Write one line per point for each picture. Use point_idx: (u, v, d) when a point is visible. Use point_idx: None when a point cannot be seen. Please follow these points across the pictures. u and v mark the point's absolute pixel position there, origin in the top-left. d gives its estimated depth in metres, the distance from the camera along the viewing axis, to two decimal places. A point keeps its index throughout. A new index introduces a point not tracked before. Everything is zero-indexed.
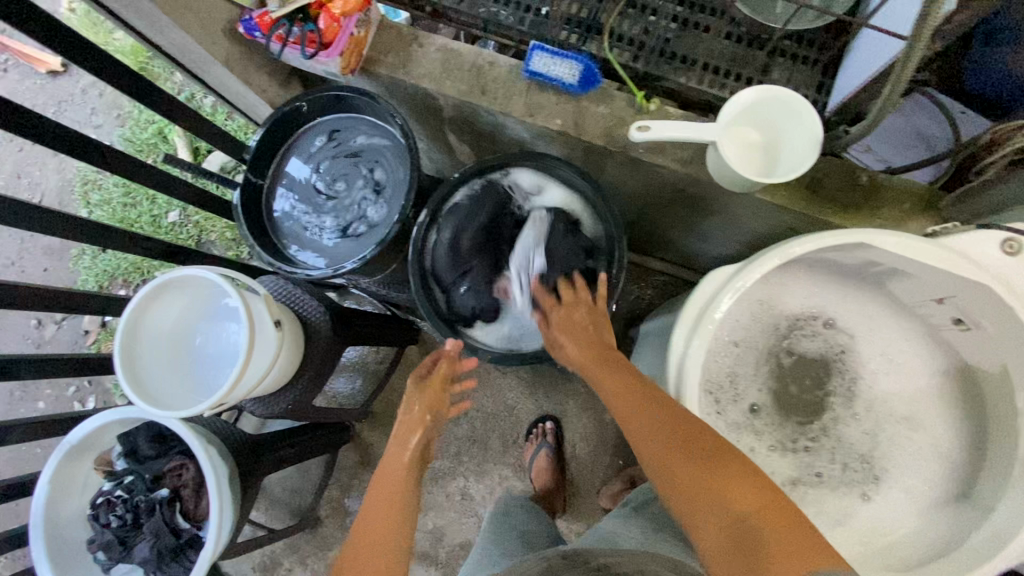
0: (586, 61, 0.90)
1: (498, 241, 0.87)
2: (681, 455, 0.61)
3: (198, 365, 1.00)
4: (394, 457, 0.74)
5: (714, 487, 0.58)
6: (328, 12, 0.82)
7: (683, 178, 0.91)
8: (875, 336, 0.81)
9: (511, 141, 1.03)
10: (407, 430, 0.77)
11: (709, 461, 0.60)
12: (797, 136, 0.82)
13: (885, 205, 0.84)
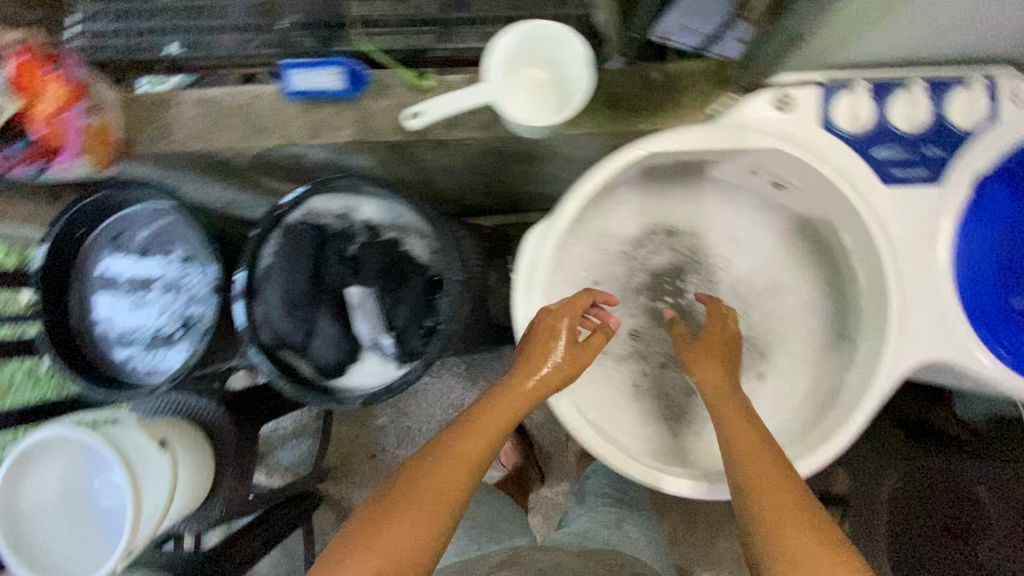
0: (347, 60, 0.83)
1: (324, 283, 0.79)
2: (767, 483, 0.56)
3: (100, 551, 0.74)
4: (460, 447, 0.59)
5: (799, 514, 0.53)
6: (40, 117, 0.73)
7: (489, 141, 0.87)
8: (717, 223, 0.81)
9: (318, 165, 0.96)
10: (501, 411, 0.63)
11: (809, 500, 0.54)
12: (571, 60, 0.79)
13: (684, 93, 0.83)
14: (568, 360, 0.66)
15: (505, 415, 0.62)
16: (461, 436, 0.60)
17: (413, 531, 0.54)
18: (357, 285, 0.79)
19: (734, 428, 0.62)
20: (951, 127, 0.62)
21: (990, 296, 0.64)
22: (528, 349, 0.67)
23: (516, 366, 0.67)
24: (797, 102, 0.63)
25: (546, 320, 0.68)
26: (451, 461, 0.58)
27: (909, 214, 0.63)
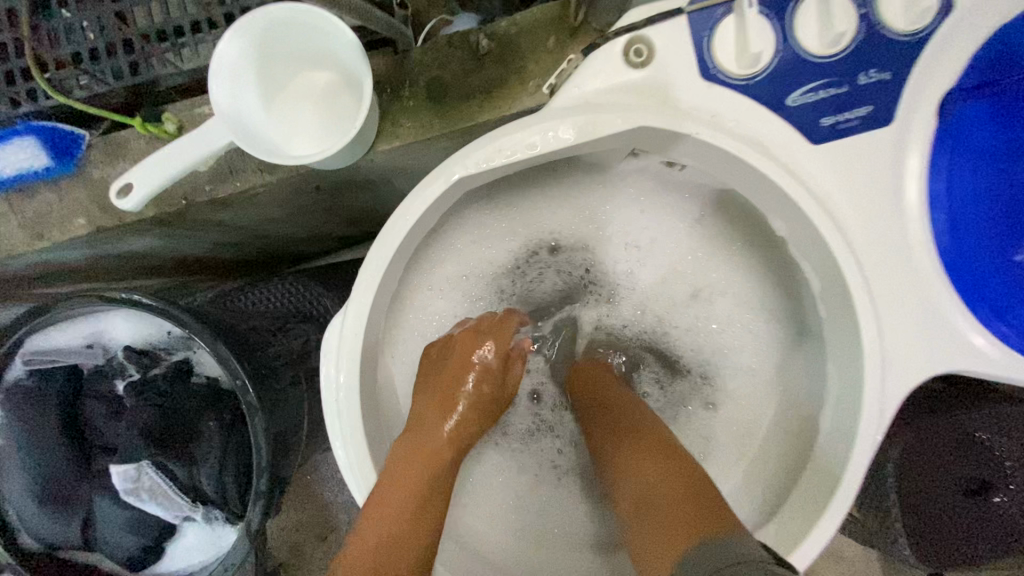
0: (41, 124, 0.59)
1: (92, 446, 0.56)
2: (637, 454, 0.48)
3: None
4: (386, 507, 0.45)
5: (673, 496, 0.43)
6: None
7: (287, 183, 0.62)
8: (611, 222, 0.59)
9: (84, 262, 0.70)
10: (423, 452, 0.48)
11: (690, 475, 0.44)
12: (345, 49, 0.53)
13: (528, 57, 0.59)
14: (472, 405, 0.52)
15: (428, 456, 0.48)
16: (385, 493, 0.46)
17: None
18: (115, 461, 0.53)
19: (608, 409, 0.53)
20: (887, 34, 0.40)
21: (991, 267, 0.44)
22: (428, 381, 0.52)
23: (417, 402, 0.52)
24: (656, 49, 0.41)
25: (452, 349, 0.53)
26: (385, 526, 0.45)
27: (854, 174, 0.42)
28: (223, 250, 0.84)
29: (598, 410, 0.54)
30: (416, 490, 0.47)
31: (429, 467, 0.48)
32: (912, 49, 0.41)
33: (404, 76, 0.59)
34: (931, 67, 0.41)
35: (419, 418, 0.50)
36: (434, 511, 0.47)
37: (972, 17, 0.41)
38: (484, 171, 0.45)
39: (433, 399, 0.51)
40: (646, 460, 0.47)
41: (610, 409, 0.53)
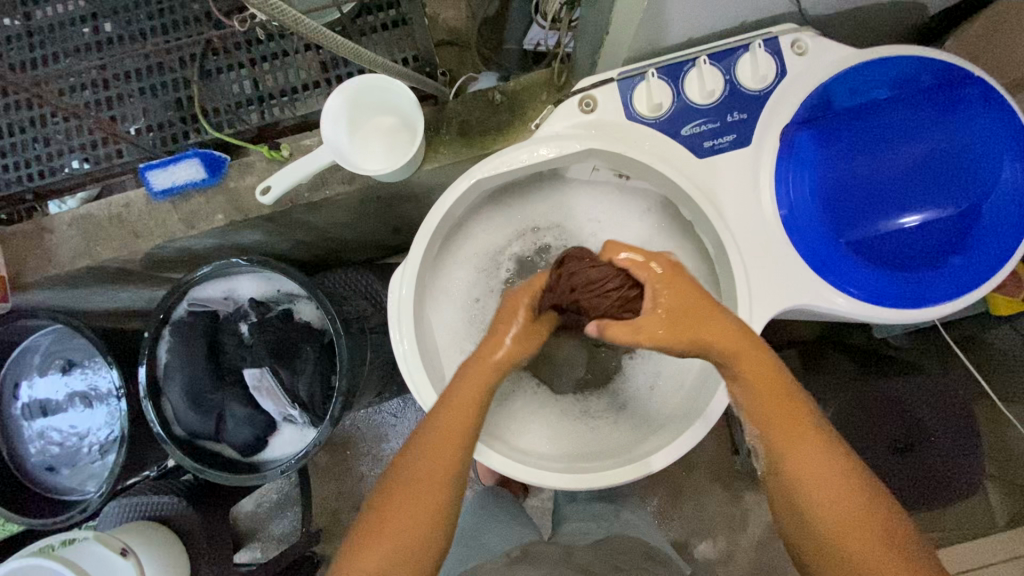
0: (200, 151, 0.87)
1: (225, 366, 0.82)
2: (817, 461, 0.52)
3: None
4: (455, 408, 0.57)
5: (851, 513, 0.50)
6: None
7: (361, 192, 0.89)
8: (585, 219, 0.83)
9: (209, 250, 0.98)
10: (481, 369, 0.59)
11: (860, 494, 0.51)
12: (408, 101, 0.81)
13: (528, 107, 0.86)
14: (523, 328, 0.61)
15: (466, 410, 0.57)
16: (432, 439, 0.56)
17: (411, 501, 0.53)
18: (248, 366, 0.80)
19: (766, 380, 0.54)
20: (743, 92, 0.66)
21: (825, 239, 0.66)
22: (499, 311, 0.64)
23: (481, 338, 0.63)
24: (600, 101, 0.67)
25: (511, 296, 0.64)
26: (428, 468, 0.54)
27: (726, 178, 0.66)
28: (300, 249, 1.11)
29: (770, 406, 0.54)
30: (454, 440, 0.56)
31: (468, 420, 0.57)
32: (759, 99, 0.66)
33: (443, 119, 0.86)
34: (773, 110, 0.66)
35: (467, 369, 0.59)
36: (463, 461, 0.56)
37: (798, 80, 0.66)
38: (496, 177, 0.71)
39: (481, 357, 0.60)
40: (825, 468, 0.51)
41: (775, 399, 0.54)
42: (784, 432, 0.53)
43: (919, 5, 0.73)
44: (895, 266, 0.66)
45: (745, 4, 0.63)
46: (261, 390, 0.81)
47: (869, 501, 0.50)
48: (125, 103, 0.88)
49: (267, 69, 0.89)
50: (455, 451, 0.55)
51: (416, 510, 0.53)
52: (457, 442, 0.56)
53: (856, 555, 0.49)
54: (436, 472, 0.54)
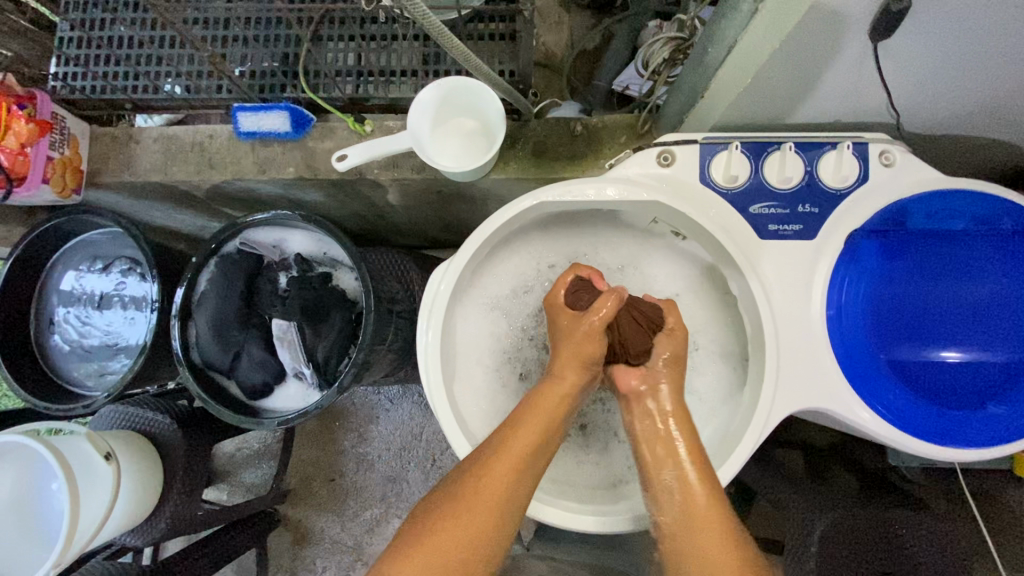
0: (291, 105, 0.91)
1: (255, 308, 0.85)
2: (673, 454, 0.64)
3: (43, 536, 0.92)
4: (532, 418, 0.64)
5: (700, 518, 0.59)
6: (5, 149, 0.80)
7: (427, 181, 0.93)
8: (631, 266, 0.84)
9: (270, 197, 1.02)
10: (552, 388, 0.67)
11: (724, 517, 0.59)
12: (494, 111, 0.84)
13: (605, 145, 0.88)
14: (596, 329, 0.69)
15: (534, 432, 0.63)
16: (499, 456, 0.61)
17: (483, 496, 0.58)
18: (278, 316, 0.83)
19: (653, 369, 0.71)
20: (820, 186, 0.66)
21: (865, 350, 0.65)
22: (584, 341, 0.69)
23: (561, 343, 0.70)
24: (678, 157, 0.68)
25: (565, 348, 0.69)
26: (497, 481, 0.59)
27: (782, 265, 0.66)
28: (351, 219, 1.15)
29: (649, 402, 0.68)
30: (519, 458, 0.61)
31: (532, 445, 0.62)
32: (834, 197, 0.66)
33: (521, 136, 0.89)
34: (845, 210, 0.66)
35: (535, 399, 0.66)
36: (529, 489, 0.61)
37: (877, 188, 0.66)
38: (559, 203, 0.72)
39: (557, 380, 0.67)
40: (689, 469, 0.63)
41: (669, 409, 0.67)
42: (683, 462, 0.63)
43: (1015, 147, 0.72)
44: (930, 397, 0.64)
45: (842, 104, 0.64)
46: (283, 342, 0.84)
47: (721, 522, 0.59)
48: (237, 45, 0.94)
49: (373, 47, 0.93)
50: (518, 473, 0.60)
51: (471, 517, 0.57)
52: (518, 466, 0.60)
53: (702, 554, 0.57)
54: (500, 487, 0.59)
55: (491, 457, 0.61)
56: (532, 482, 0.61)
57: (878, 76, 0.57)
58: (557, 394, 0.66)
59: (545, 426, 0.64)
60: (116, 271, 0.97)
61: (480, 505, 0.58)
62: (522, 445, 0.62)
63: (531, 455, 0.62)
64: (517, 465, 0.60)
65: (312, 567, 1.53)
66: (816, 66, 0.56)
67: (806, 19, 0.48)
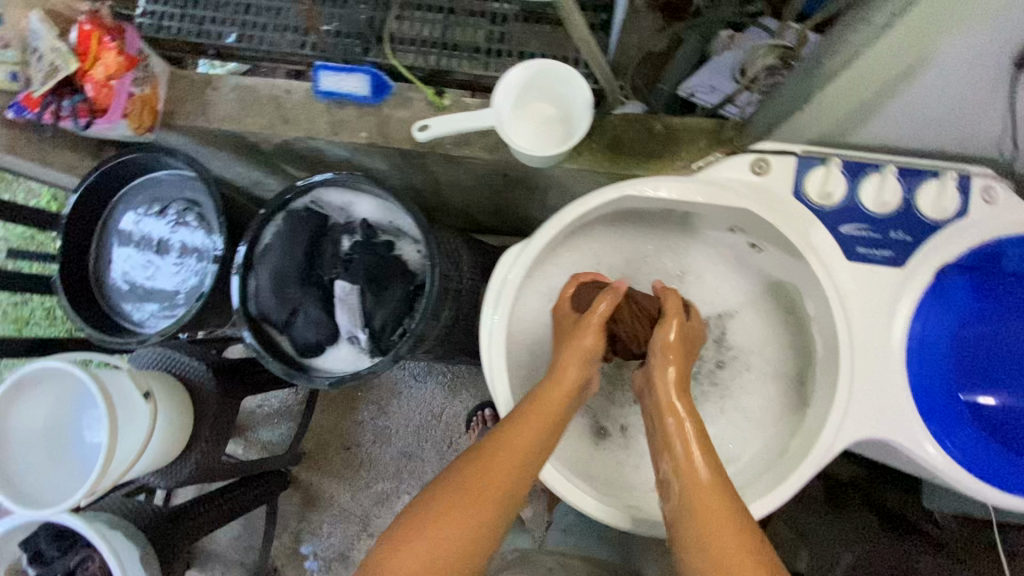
0: (373, 70, 0.90)
1: (316, 267, 0.85)
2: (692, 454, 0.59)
3: (81, 467, 0.95)
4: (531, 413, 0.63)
5: (716, 517, 0.55)
6: (93, 79, 0.81)
7: (496, 163, 0.92)
8: (694, 274, 0.83)
9: (335, 161, 1.02)
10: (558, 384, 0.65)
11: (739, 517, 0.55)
12: (579, 100, 0.84)
13: (682, 148, 0.86)
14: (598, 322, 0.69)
15: (532, 429, 0.62)
16: (495, 451, 0.60)
17: (476, 490, 0.57)
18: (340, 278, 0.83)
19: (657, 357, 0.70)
20: (915, 214, 0.65)
21: (942, 386, 0.64)
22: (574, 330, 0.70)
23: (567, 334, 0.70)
24: (772, 167, 0.67)
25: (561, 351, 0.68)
26: (496, 477, 0.58)
27: (866, 291, 0.65)
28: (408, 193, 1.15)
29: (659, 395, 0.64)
30: (516, 457, 0.60)
31: (532, 442, 0.61)
32: (930, 228, 0.65)
33: (599, 128, 0.88)
34: (941, 242, 0.64)
35: (534, 399, 0.64)
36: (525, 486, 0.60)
37: (977, 224, 0.64)
38: (642, 199, 0.72)
39: (567, 370, 0.66)
40: (697, 468, 0.58)
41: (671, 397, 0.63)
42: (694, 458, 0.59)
43: None
44: (1004, 443, 0.63)
45: (953, 132, 0.63)
46: (339, 304, 0.84)
47: (736, 524, 0.54)
48: (326, 4, 0.94)
49: (462, 22, 0.93)
50: (516, 470, 0.59)
51: (465, 513, 0.56)
52: (515, 464, 0.59)
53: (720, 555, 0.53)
54: (495, 483, 0.58)
55: (487, 451, 0.60)
56: (529, 481, 0.60)
57: (1004, 103, 0.56)
58: (563, 389, 0.65)
59: (544, 424, 0.62)
60: (172, 212, 0.97)
61: (473, 499, 0.57)
62: (518, 444, 0.60)
63: (530, 452, 0.61)
64: (514, 462, 0.59)
65: (317, 532, 1.54)
66: (942, 84, 0.55)
67: (953, 29, 0.46)
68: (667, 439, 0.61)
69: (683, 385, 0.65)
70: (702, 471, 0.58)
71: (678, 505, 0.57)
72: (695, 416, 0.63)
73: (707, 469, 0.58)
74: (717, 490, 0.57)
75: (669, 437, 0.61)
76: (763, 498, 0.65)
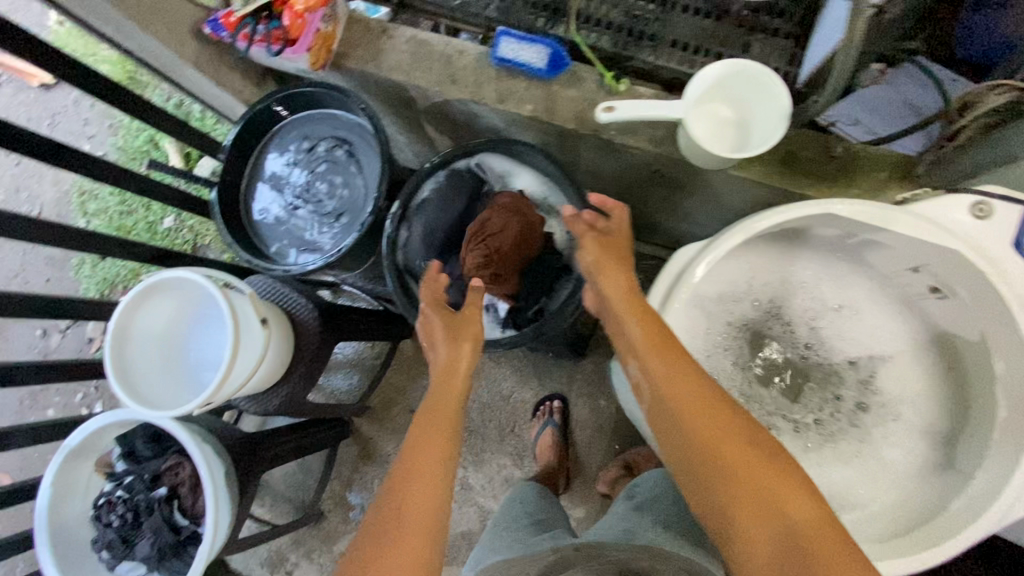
0: (553, 44, 0.89)
1: (466, 229, 0.85)
2: (703, 415, 0.60)
3: (192, 384, 0.99)
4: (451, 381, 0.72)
5: (748, 477, 0.56)
6: (291, 9, 0.83)
7: (657, 158, 0.90)
8: (850, 311, 0.81)
9: (485, 129, 1.02)
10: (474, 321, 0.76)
11: (761, 475, 0.56)
12: (767, 109, 0.82)
13: (861, 176, 0.83)
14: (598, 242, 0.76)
15: (444, 411, 0.68)
16: (429, 421, 0.67)
17: (430, 450, 0.64)
18: None
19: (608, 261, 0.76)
20: None
21: None
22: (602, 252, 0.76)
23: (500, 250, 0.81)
24: (995, 214, 0.65)
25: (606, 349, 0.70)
26: (426, 455, 0.63)
27: None
28: None
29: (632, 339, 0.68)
30: (443, 439, 0.66)
31: (450, 408, 0.69)
32: None
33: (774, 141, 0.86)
34: None
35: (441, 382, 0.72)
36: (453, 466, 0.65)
37: None
38: (837, 221, 0.71)
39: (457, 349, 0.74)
40: (724, 426, 0.59)
41: (653, 341, 0.66)
42: (690, 407, 0.61)
43: None
44: None
45: None
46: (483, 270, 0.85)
47: (748, 449, 0.58)
48: None
49: (652, 10, 0.92)
50: (443, 454, 0.65)
51: (429, 470, 0.62)
52: (440, 433, 0.66)
53: (765, 501, 0.55)
54: (436, 450, 0.64)
55: (433, 403, 0.69)
56: (451, 463, 0.65)
57: None
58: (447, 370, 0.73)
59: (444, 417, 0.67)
60: (320, 149, 0.97)
61: (429, 452, 0.64)
62: (443, 418, 0.67)
63: (445, 423, 0.67)
64: (436, 429, 0.66)
65: (368, 486, 1.57)
66: None
67: None
68: (648, 376, 0.65)
69: (667, 336, 0.67)
70: (720, 420, 0.59)
71: (692, 463, 0.60)
72: (688, 361, 0.65)
73: (729, 422, 0.59)
74: (730, 430, 0.59)
75: (674, 376, 0.63)
76: (920, 552, 0.64)
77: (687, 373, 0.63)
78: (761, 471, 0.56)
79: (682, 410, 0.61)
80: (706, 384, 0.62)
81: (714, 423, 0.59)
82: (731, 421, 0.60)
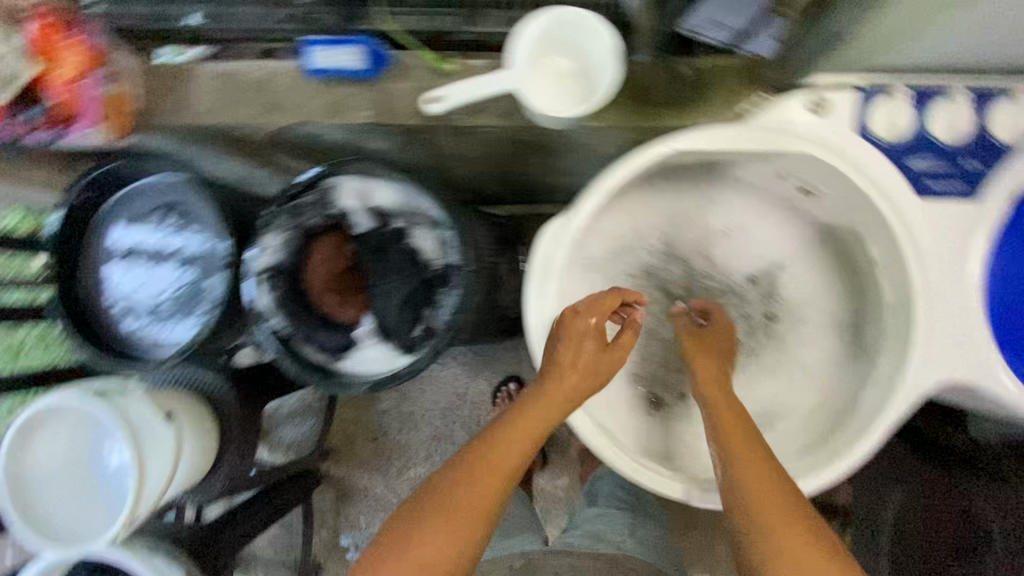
0: (365, 40, 0.82)
1: (335, 266, 0.78)
2: (750, 471, 0.58)
3: (110, 499, 0.80)
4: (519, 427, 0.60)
5: (791, 533, 0.53)
6: (57, 83, 0.77)
7: (511, 130, 0.85)
8: (738, 231, 0.80)
9: (334, 146, 0.94)
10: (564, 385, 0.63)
11: (801, 531, 0.53)
12: (600, 50, 0.77)
13: (713, 91, 0.80)
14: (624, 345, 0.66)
15: (496, 470, 0.58)
16: (477, 467, 0.57)
17: (466, 502, 0.56)
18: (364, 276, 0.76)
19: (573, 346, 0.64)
20: (985, 141, 0.62)
21: (1013, 317, 0.64)
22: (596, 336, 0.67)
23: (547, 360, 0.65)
24: (833, 106, 0.64)
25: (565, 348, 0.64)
26: (469, 496, 0.56)
27: (938, 228, 0.63)
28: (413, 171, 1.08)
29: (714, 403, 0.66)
30: (492, 490, 0.57)
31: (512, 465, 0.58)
32: (1000, 155, 0.62)
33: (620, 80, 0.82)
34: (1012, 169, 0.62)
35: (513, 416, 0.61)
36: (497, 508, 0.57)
37: None
38: (692, 154, 0.68)
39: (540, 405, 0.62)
40: (768, 485, 0.57)
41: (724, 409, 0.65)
42: (749, 476, 0.58)
43: None
44: None
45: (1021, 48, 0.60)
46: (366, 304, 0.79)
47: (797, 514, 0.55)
48: None
49: None
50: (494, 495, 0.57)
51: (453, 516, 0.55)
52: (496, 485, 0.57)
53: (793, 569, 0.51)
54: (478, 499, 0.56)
55: (477, 453, 0.58)
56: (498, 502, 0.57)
57: None
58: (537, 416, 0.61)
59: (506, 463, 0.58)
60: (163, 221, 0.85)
61: (465, 503, 0.55)
62: (497, 469, 0.58)
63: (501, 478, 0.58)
64: (490, 476, 0.57)
65: (356, 524, 1.53)
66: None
67: None
68: (732, 439, 0.62)
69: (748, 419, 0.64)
70: (765, 486, 0.57)
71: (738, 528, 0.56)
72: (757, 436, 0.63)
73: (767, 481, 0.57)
74: (781, 499, 0.56)
75: (745, 442, 0.61)
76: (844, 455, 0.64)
77: (760, 447, 0.60)
78: (799, 538, 0.53)
79: (741, 481, 0.58)
80: (763, 450, 0.60)
81: (766, 493, 0.56)
82: (794, 494, 0.56)
